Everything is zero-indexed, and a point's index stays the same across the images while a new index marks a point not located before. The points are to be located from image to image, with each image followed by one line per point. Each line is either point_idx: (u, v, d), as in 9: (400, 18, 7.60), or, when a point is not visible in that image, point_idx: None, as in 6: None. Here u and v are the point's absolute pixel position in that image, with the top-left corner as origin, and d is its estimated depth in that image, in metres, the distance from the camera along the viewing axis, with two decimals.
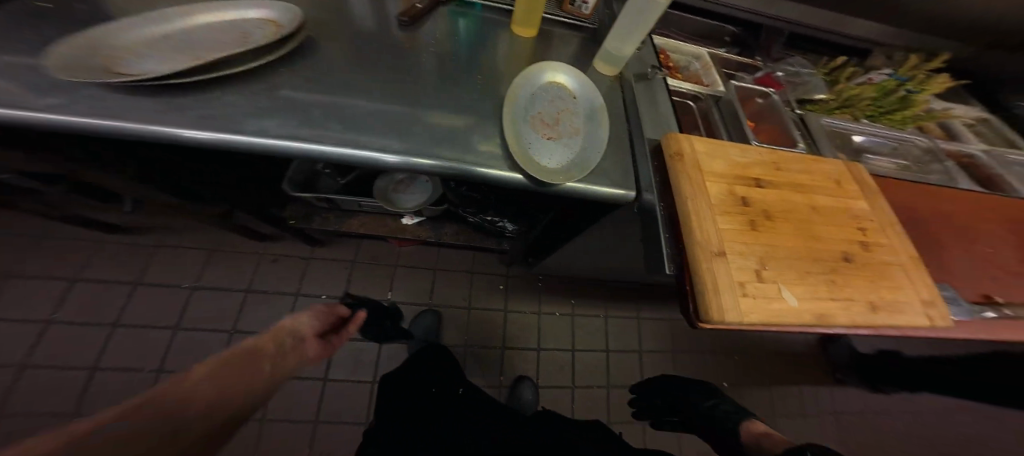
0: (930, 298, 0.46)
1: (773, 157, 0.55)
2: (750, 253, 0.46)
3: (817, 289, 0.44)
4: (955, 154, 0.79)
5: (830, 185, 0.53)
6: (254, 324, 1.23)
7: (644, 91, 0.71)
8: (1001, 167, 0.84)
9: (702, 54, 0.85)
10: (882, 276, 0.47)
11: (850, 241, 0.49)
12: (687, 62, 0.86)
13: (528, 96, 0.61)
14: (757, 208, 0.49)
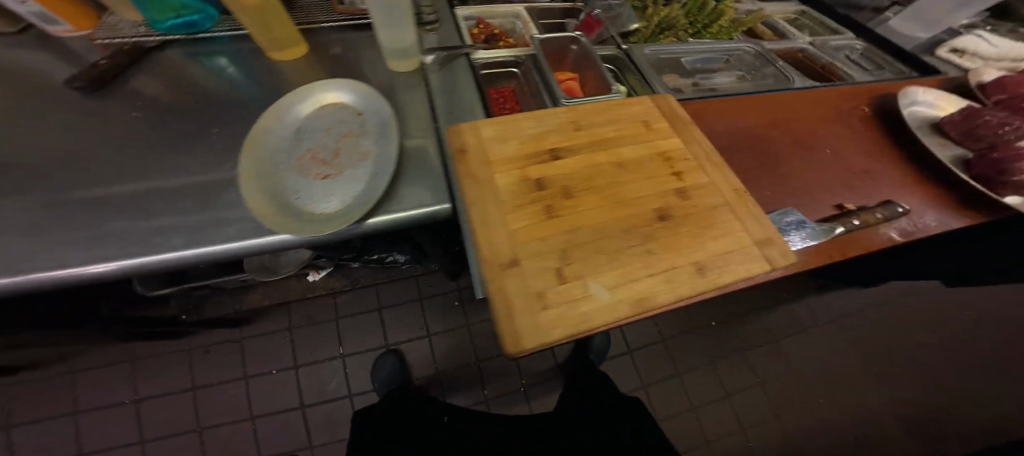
0: (763, 236, 0.40)
1: (577, 120, 0.47)
2: (551, 251, 0.37)
3: (630, 273, 0.37)
4: (781, 55, 0.77)
5: (637, 131, 0.47)
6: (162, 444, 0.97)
7: (445, 78, 0.57)
8: (831, 54, 0.83)
9: (518, 11, 0.74)
10: (703, 218, 0.41)
11: (664, 193, 0.42)
12: (511, 24, 0.74)
13: (287, 135, 0.46)
14: (555, 187, 0.40)
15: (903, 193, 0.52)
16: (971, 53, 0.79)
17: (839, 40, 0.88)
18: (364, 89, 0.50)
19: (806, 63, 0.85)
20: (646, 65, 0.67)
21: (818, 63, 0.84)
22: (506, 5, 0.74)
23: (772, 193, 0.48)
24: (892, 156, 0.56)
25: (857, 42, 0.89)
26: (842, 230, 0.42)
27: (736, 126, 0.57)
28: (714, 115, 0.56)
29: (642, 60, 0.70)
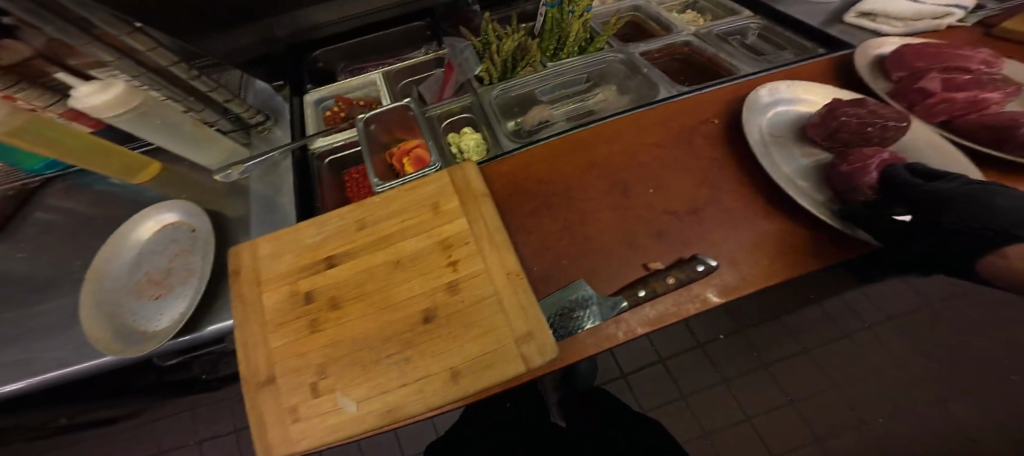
0: (531, 326, 0.36)
1: (372, 211, 0.47)
2: (309, 368, 0.36)
3: (379, 387, 0.34)
4: (650, 68, 0.73)
5: (429, 215, 0.45)
6: None
7: (271, 181, 0.59)
8: (714, 45, 0.78)
9: (374, 79, 0.78)
10: (478, 318, 0.38)
11: (431, 292, 0.40)
12: (370, 91, 0.79)
13: (128, 260, 0.49)
14: (320, 300, 0.40)
15: (737, 226, 0.45)
16: (884, 15, 0.70)
17: (727, 25, 0.82)
18: (192, 211, 0.53)
19: (691, 58, 0.80)
20: (487, 122, 0.68)
21: (702, 56, 0.78)
22: (361, 76, 0.79)
23: (579, 257, 0.45)
24: (745, 180, 0.50)
25: (750, 21, 0.82)
26: (626, 304, 0.39)
27: (568, 171, 0.53)
28: (534, 177, 0.53)
29: (491, 107, 0.70)
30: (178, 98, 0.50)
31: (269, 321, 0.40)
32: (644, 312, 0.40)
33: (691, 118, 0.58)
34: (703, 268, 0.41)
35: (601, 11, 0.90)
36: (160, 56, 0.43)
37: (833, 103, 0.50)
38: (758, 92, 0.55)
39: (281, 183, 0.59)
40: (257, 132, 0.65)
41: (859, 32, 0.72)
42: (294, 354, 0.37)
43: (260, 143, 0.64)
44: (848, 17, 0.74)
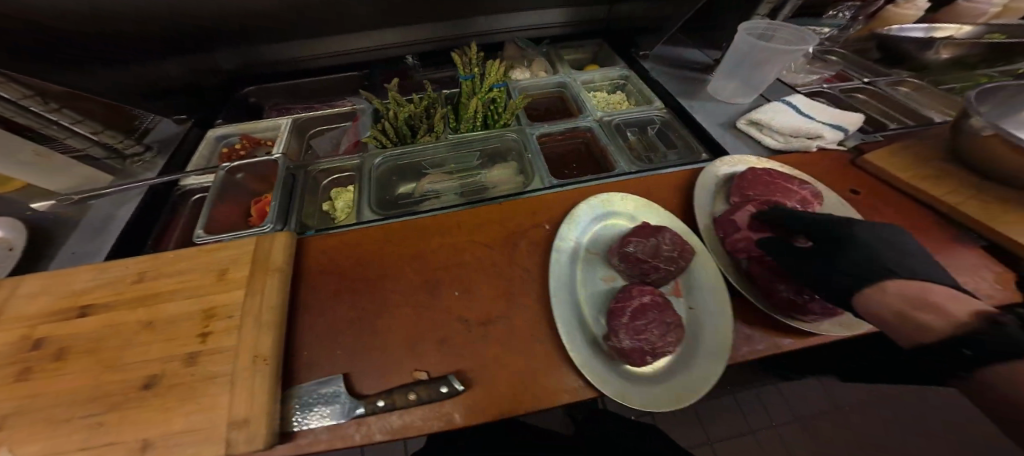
0: (247, 413, 0.35)
1: (170, 264, 0.47)
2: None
3: (55, 448, 0.32)
4: (534, 156, 0.75)
5: (216, 281, 0.45)
6: None
7: (115, 210, 0.63)
8: (609, 137, 0.79)
9: (281, 124, 0.85)
10: (188, 403, 0.35)
11: (166, 361, 0.39)
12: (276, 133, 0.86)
13: None
14: (46, 349, 0.39)
15: (507, 353, 0.46)
16: (767, 127, 0.70)
17: (632, 116, 0.83)
18: (18, 229, 0.58)
19: (589, 145, 0.82)
20: (364, 187, 0.70)
21: (596, 147, 0.80)
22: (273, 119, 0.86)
23: (351, 351, 0.45)
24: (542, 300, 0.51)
25: (656, 114, 0.83)
26: (361, 410, 0.39)
27: (392, 260, 0.55)
28: (356, 258, 0.54)
29: (371, 173, 0.73)
30: (41, 125, 0.62)
31: None
32: (380, 419, 0.39)
33: (529, 222, 0.59)
34: (446, 390, 0.41)
35: (525, 85, 0.93)
36: (6, 88, 0.57)
37: (639, 227, 0.51)
38: (587, 207, 0.56)
39: (124, 208, 0.64)
40: (133, 160, 0.75)
41: (745, 141, 0.72)
42: None
43: (133, 170, 0.74)
44: (739, 123, 0.74)
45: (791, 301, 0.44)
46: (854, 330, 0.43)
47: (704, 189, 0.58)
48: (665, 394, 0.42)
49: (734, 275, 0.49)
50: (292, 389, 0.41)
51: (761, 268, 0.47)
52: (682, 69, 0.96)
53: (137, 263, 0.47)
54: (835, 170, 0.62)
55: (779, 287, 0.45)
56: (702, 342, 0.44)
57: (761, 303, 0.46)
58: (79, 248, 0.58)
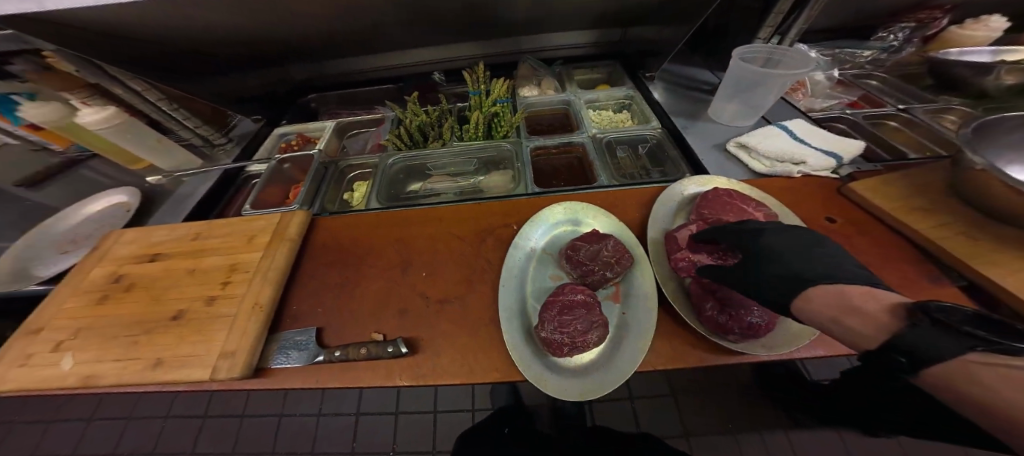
0: (233, 348, 0.48)
1: (221, 230, 0.64)
2: (69, 327, 0.53)
3: (117, 353, 0.49)
4: (523, 165, 0.83)
5: (244, 246, 0.61)
6: None
7: (195, 187, 0.84)
8: (598, 153, 0.83)
9: (326, 127, 1.02)
10: (200, 332, 0.51)
11: (196, 299, 0.54)
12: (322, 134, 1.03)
13: (75, 225, 0.78)
14: (121, 283, 0.58)
15: (450, 331, 0.54)
16: (755, 150, 0.70)
17: (626, 135, 0.86)
18: (134, 195, 0.80)
19: (581, 160, 0.87)
20: (376, 181, 0.84)
21: (586, 161, 0.85)
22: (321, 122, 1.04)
23: (332, 311, 0.56)
24: (493, 290, 0.58)
25: (650, 133, 0.85)
26: (320, 358, 0.50)
27: (379, 243, 0.66)
28: (352, 239, 0.67)
29: (384, 171, 0.87)
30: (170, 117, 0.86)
31: (72, 299, 0.56)
32: (333, 369, 0.50)
33: (496, 222, 0.67)
34: (391, 350, 0.50)
35: (532, 101, 1.01)
36: (149, 92, 0.82)
37: (583, 236, 0.56)
38: (548, 212, 0.62)
39: (202, 185, 0.84)
40: (215, 150, 0.97)
41: (732, 163, 0.73)
42: (80, 322, 0.53)
43: (216, 155, 0.96)
44: (728, 145, 0.74)
45: (719, 322, 0.46)
46: (772, 351, 0.45)
47: (666, 206, 0.61)
48: (578, 386, 0.46)
49: (673, 287, 0.52)
50: (275, 335, 0.53)
51: (699, 285, 0.50)
52: (691, 90, 0.97)
53: (199, 231, 0.64)
54: (817, 197, 0.61)
55: (707, 306, 0.47)
56: (623, 345, 0.48)
57: (691, 317, 0.48)
58: (167, 214, 0.78)
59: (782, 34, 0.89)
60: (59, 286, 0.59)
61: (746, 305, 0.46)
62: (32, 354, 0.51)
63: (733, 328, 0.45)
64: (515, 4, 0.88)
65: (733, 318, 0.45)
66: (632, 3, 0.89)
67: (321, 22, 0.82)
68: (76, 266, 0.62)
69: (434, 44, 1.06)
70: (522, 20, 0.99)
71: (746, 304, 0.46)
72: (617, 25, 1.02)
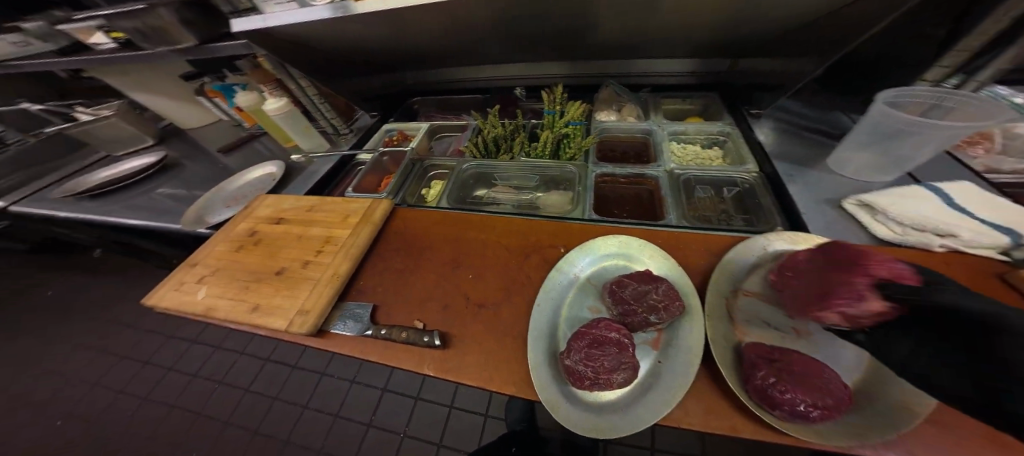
0: (308, 308, 0.59)
1: (325, 207, 0.79)
2: (211, 265, 0.71)
3: (233, 295, 0.64)
4: (585, 188, 0.82)
5: (336, 225, 0.74)
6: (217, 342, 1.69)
7: (317, 167, 1.05)
8: (672, 190, 0.77)
9: (421, 128, 1.16)
10: (288, 291, 0.63)
11: (296, 260, 0.68)
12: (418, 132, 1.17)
13: (241, 185, 1.06)
14: (251, 237, 0.75)
15: (479, 336, 0.57)
16: (882, 211, 0.56)
17: (710, 175, 0.78)
18: (278, 169, 1.05)
19: (651, 194, 0.82)
20: (450, 183, 0.93)
21: (656, 197, 0.80)
22: (418, 123, 1.19)
23: (387, 292, 0.65)
24: (525, 305, 0.59)
25: (741, 177, 0.76)
26: (368, 332, 0.57)
27: (437, 240, 0.73)
28: (417, 232, 0.76)
29: (458, 175, 0.96)
30: (319, 108, 1.09)
31: (219, 246, 0.75)
32: (375, 344, 0.57)
33: (543, 240, 0.68)
34: (425, 339, 0.55)
35: (609, 127, 0.99)
36: (311, 89, 1.03)
37: (635, 273, 0.52)
38: (602, 242, 0.59)
39: (322, 167, 1.05)
40: (338, 139, 1.18)
41: (848, 223, 0.60)
42: (217, 265, 0.71)
43: (338, 141, 1.19)
44: (845, 203, 0.61)
45: (767, 394, 0.39)
46: (827, 441, 0.37)
47: (740, 258, 0.53)
48: (590, 421, 0.44)
49: (724, 350, 0.45)
50: (341, 302, 0.63)
51: (754, 349, 0.44)
52: (807, 132, 0.81)
53: (310, 206, 0.81)
54: (977, 281, 0.46)
55: (757, 371, 0.41)
56: (647, 394, 0.44)
57: (736, 382, 0.42)
58: (294, 186, 0.99)
59: (968, 75, 0.67)
60: (215, 235, 0.80)
61: (811, 384, 0.38)
62: (189, 280, 0.69)
63: (786, 406, 0.38)
64: (607, 29, 0.89)
65: (790, 393, 0.38)
66: (739, 31, 0.82)
67: (431, 38, 0.95)
68: (229, 222, 0.83)
69: (528, 61, 1.15)
70: (613, 45, 0.98)
71: (809, 384, 0.38)
72: (721, 49, 0.93)
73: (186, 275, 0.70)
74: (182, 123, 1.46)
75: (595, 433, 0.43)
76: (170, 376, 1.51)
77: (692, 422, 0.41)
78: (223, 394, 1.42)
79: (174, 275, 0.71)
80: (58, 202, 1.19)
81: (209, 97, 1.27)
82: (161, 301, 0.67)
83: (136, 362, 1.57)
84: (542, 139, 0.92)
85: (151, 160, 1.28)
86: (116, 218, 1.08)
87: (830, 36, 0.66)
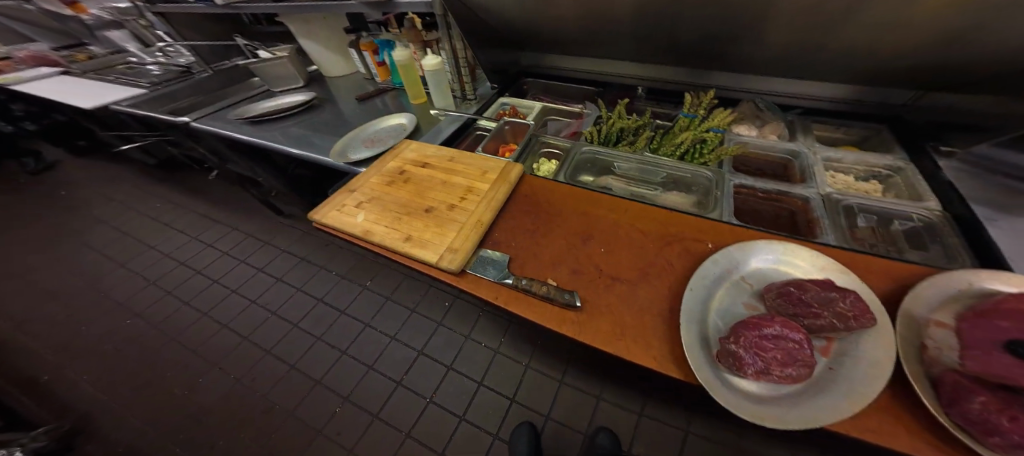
0: (456, 248, 0.63)
1: (470, 160, 0.85)
2: (365, 195, 0.77)
3: (390, 226, 0.68)
4: (722, 192, 0.79)
5: (477, 179, 0.79)
6: (296, 278, 1.94)
7: (443, 124, 1.14)
8: (829, 212, 0.71)
9: (535, 108, 1.21)
10: (437, 231, 0.67)
11: (444, 203, 0.73)
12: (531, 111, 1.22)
13: (376, 129, 1.17)
14: (400, 176, 0.81)
15: (618, 309, 0.57)
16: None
17: (876, 206, 0.71)
18: (411, 122, 1.15)
19: (796, 214, 0.76)
20: (571, 161, 0.96)
21: (804, 218, 0.74)
22: (532, 103, 1.24)
23: (522, 247, 0.67)
24: (671, 289, 0.58)
25: (918, 214, 0.67)
26: (509, 280, 0.60)
27: (570, 211, 0.75)
28: (548, 199, 0.78)
29: (577, 156, 0.98)
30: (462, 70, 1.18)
31: (366, 178, 0.82)
32: (514, 294, 0.59)
33: (683, 228, 0.67)
34: (568, 300, 0.57)
35: (748, 142, 0.95)
36: (462, 50, 1.12)
37: (812, 281, 0.49)
38: (766, 244, 0.56)
39: (447, 125, 1.13)
40: (463, 103, 1.25)
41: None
42: (363, 194, 0.77)
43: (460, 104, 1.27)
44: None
45: (982, 419, 0.34)
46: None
47: (939, 290, 0.47)
48: (748, 407, 0.43)
49: (913, 368, 0.41)
50: (479, 249, 0.66)
51: (953, 378, 0.38)
52: (1006, 180, 0.71)
53: (449, 158, 0.86)
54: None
55: (969, 399, 0.36)
56: (817, 397, 0.42)
57: (932, 404, 0.38)
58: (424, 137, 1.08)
59: None
60: (366, 170, 0.86)
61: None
62: (343, 202, 0.75)
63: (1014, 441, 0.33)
64: (773, 42, 0.86)
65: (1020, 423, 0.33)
66: (940, 60, 0.74)
67: (586, 22, 0.99)
68: (377, 161, 0.90)
69: (655, 63, 1.14)
70: (769, 59, 0.94)
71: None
72: (902, 79, 0.85)
73: (342, 197, 0.76)
74: (327, 71, 1.66)
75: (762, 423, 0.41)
76: (252, 309, 1.82)
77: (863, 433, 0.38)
78: (297, 335, 1.68)
79: (332, 201, 0.76)
80: (229, 123, 1.43)
81: (360, 50, 1.49)
82: (321, 212, 0.73)
83: (234, 290, 1.91)
84: (680, 135, 0.89)
85: (298, 100, 1.47)
86: (270, 143, 1.26)
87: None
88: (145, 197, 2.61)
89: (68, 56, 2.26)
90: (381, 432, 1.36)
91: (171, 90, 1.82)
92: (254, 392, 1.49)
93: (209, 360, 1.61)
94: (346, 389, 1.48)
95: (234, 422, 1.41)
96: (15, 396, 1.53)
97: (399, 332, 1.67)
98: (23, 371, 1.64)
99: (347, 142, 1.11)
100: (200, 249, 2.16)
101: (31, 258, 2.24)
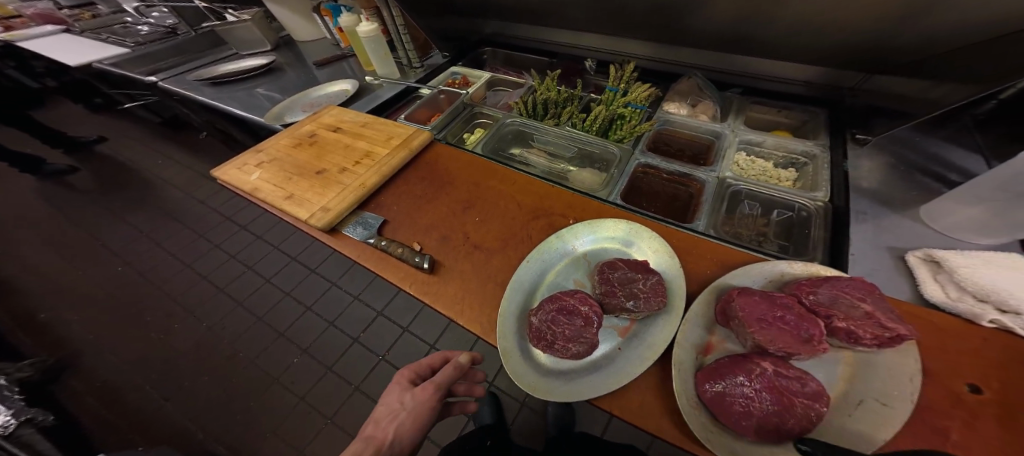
0: (329, 208, 0.68)
1: (384, 126, 0.87)
2: (271, 154, 0.83)
3: (282, 186, 0.75)
4: (626, 171, 0.79)
5: (381, 144, 0.82)
6: (274, 237, 2.06)
7: (383, 91, 1.13)
8: (714, 198, 0.73)
9: (482, 77, 1.16)
10: (320, 190, 0.73)
11: (338, 166, 0.78)
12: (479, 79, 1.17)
13: (320, 93, 1.20)
14: (310, 139, 0.87)
15: (464, 276, 0.60)
16: (949, 271, 0.49)
17: (762, 192, 0.74)
18: (351, 87, 1.16)
19: (692, 197, 0.77)
20: (495, 131, 0.95)
21: (695, 202, 0.75)
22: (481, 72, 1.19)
23: (400, 213, 0.71)
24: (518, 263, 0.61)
25: (801, 205, 0.70)
26: (371, 240, 0.65)
27: (462, 179, 0.76)
28: (447, 166, 0.80)
29: (502, 127, 0.96)
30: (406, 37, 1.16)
31: (280, 139, 0.88)
32: (374, 253, 0.64)
33: (556, 203, 0.69)
34: (417, 261, 0.61)
35: (673, 120, 0.91)
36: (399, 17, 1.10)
37: (628, 263, 0.55)
38: (609, 222, 0.61)
39: (386, 93, 1.12)
40: (409, 71, 1.25)
41: (901, 277, 0.54)
42: (269, 155, 0.83)
43: (408, 72, 1.26)
44: (909, 256, 0.55)
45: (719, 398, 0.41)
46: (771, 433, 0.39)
47: (745, 278, 0.52)
48: (531, 377, 0.48)
49: (684, 352, 0.46)
50: (359, 211, 0.72)
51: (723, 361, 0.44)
52: (917, 174, 0.68)
53: (366, 124, 0.89)
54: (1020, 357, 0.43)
55: (714, 382, 0.42)
56: (592, 375, 0.49)
57: (681, 385, 0.44)
58: (360, 103, 1.08)
59: None
60: (283, 131, 0.92)
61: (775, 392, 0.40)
62: (251, 161, 0.82)
63: (742, 414, 0.40)
64: (712, 14, 0.79)
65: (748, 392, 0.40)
66: (879, 40, 0.67)
67: None
68: (297, 124, 0.95)
69: (605, 33, 1.05)
70: (710, 34, 0.87)
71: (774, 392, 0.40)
72: (850, 60, 0.76)
73: (252, 155, 0.84)
74: (296, 36, 1.65)
75: (538, 393, 0.46)
76: (232, 264, 1.95)
77: (621, 408, 0.45)
78: (270, 289, 1.81)
79: (242, 158, 0.83)
80: (193, 86, 1.46)
81: (321, 15, 1.47)
82: (228, 169, 0.80)
83: (218, 247, 2.04)
84: (596, 110, 0.87)
85: (260, 65, 1.48)
86: (226, 107, 1.30)
87: (969, 71, 0.59)
88: (143, 154, 2.72)
89: (70, 15, 2.33)
90: (332, 383, 1.48)
91: (152, 51, 1.86)
92: (226, 337, 1.65)
93: (189, 306, 1.77)
94: (308, 341, 1.61)
95: (208, 362, 1.57)
96: (21, 331, 1.72)
97: (363, 293, 1.76)
98: (34, 306, 1.86)
99: (290, 107, 1.15)
100: (189, 206, 2.29)
101: (45, 207, 2.44)
